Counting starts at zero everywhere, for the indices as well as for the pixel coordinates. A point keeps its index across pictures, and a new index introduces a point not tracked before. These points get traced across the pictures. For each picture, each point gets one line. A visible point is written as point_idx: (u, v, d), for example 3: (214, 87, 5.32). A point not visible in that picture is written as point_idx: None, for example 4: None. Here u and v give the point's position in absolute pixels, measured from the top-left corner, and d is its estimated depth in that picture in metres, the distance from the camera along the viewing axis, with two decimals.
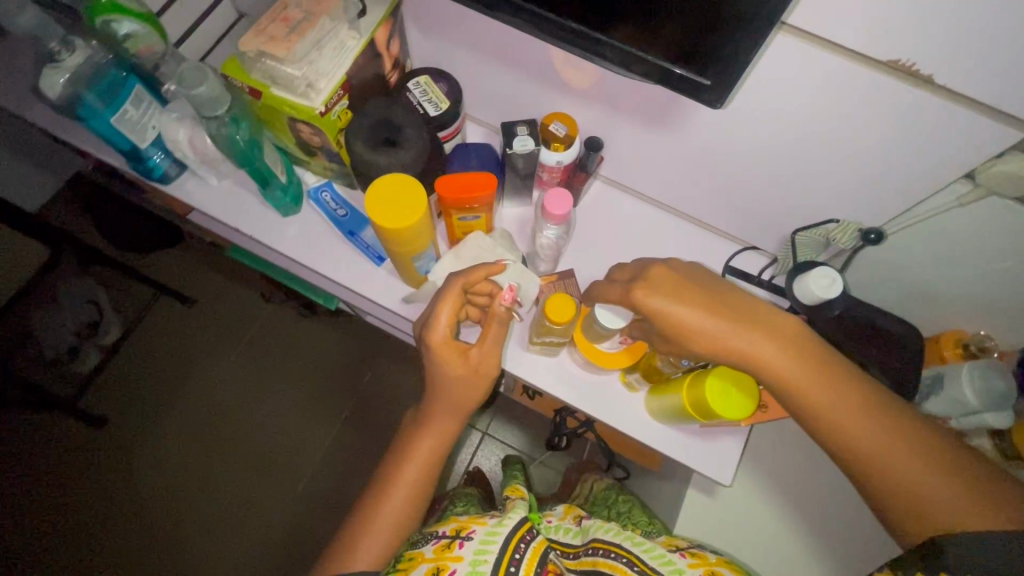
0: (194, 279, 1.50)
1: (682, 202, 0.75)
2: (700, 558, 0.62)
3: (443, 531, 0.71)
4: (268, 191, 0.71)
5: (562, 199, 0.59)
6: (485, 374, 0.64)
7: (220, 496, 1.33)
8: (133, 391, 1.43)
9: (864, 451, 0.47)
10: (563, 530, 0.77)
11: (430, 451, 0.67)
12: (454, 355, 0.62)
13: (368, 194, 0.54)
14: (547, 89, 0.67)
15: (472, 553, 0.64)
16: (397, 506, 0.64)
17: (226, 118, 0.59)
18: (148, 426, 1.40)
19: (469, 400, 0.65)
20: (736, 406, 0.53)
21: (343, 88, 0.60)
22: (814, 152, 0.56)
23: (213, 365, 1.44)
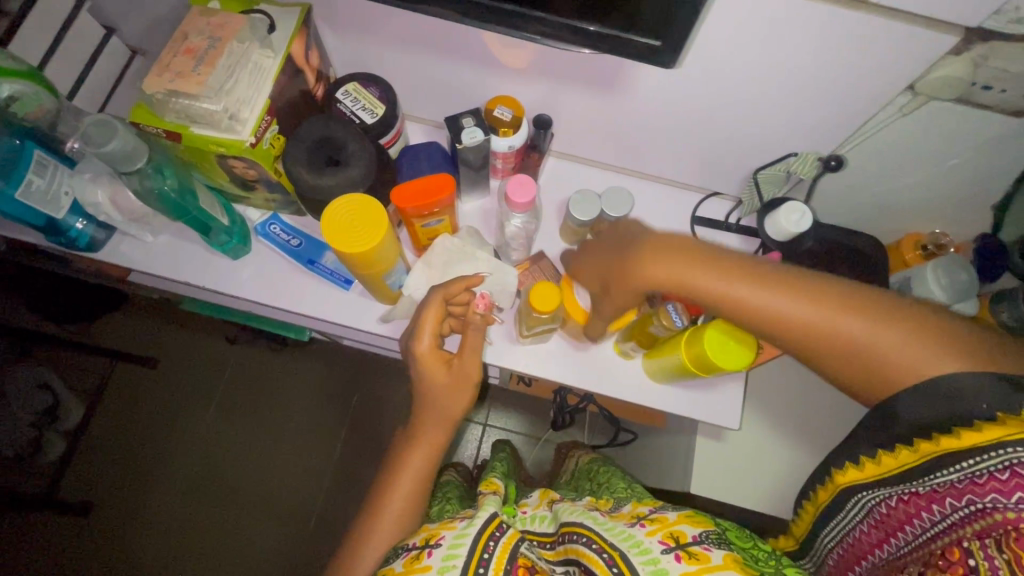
0: (149, 337, 1.41)
1: (640, 162, 0.74)
2: (660, 521, 0.54)
3: (412, 543, 0.60)
4: (212, 237, 0.66)
5: (523, 185, 0.57)
6: (470, 382, 0.63)
7: (228, 554, 1.28)
8: (110, 468, 1.34)
9: (866, 355, 0.45)
10: (539, 520, 0.70)
11: (425, 462, 0.65)
12: (438, 363, 0.61)
13: (324, 222, 0.50)
14: (485, 74, 0.64)
15: (440, 560, 0.54)
16: (393, 518, 0.63)
17: (149, 170, 0.55)
18: (135, 500, 1.32)
19: (456, 411, 0.63)
20: (734, 356, 0.53)
21: (269, 113, 0.56)
22: (763, 87, 0.56)
23: (189, 422, 1.37)
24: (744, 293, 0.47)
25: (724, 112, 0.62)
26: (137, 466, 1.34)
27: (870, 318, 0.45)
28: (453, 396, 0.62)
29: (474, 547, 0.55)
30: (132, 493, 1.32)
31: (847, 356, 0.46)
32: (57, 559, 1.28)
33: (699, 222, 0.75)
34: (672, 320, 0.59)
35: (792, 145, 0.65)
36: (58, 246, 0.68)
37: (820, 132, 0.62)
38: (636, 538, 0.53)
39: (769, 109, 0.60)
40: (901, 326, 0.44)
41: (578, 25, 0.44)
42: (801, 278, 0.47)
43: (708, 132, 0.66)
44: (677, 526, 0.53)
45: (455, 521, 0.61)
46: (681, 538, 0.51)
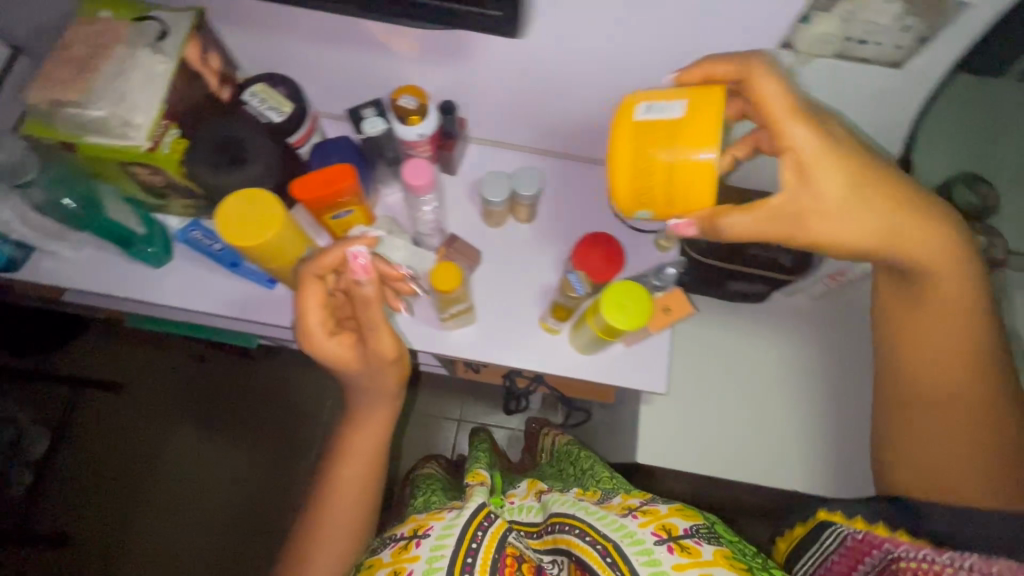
0: (110, 360, 1.41)
1: (555, 141, 0.76)
2: (654, 514, 0.56)
3: (400, 534, 0.62)
4: (133, 247, 0.67)
5: (421, 168, 0.59)
6: (383, 358, 0.62)
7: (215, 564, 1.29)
8: (83, 494, 1.33)
9: (922, 338, 0.57)
10: (527, 509, 0.69)
11: (371, 449, 0.68)
12: (344, 343, 0.61)
13: (218, 216, 0.52)
14: (389, 65, 0.65)
15: (428, 551, 0.56)
16: (342, 510, 0.66)
17: (43, 180, 0.62)
18: (112, 523, 1.31)
19: (387, 382, 0.64)
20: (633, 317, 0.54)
21: (166, 116, 0.57)
22: None
23: (161, 439, 1.36)
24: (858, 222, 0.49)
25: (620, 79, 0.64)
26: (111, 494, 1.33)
27: (958, 274, 0.54)
28: (372, 372, 0.63)
29: (463, 539, 0.57)
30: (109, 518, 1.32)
31: (937, 309, 0.56)
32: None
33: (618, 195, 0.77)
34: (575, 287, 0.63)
35: None
36: None
37: None
38: (627, 529, 0.54)
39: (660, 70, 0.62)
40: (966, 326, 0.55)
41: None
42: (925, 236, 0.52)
43: (612, 103, 0.68)
44: (670, 519, 0.54)
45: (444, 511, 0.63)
46: (674, 531, 0.53)
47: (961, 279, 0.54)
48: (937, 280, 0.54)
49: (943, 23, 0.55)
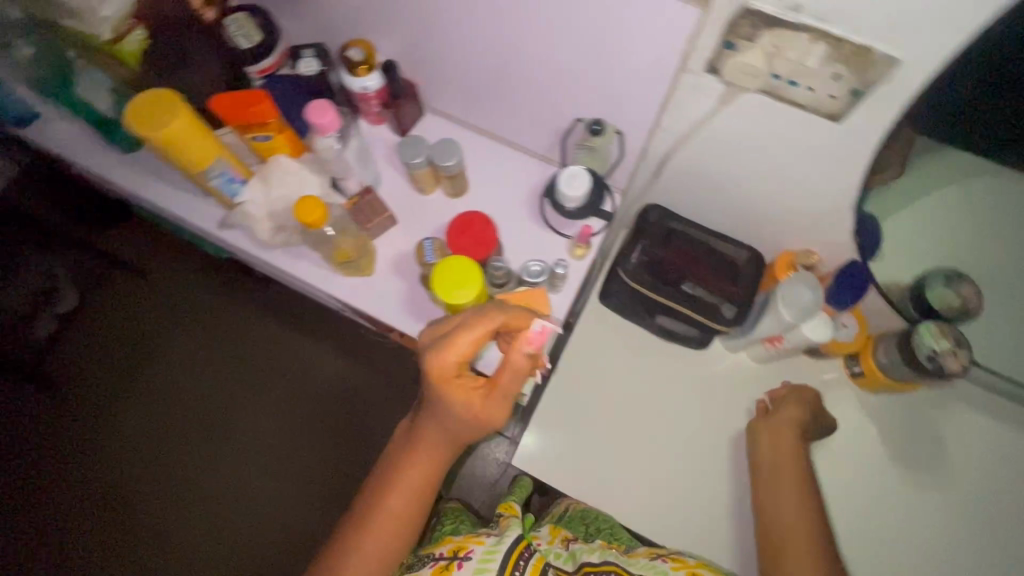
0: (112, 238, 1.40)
1: (500, 125, 0.78)
2: (682, 560, 0.72)
3: (439, 553, 0.75)
4: (110, 138, 0.76)
5: (322, 109, 0.63)
6: (490, 420, 0.61)
7: (221, 468, 1.24)
8: (89, 378, 1.30)
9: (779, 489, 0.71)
10: (553, 553, 0.77)
11: (422, 481, 0.68)
12: (469, 392, 0.59)
13: (131, 107, 0.57)
14: (347, 15, 0.70)
15: (471, 570, 0.69)
16: (388, 534, 0.66)
17: (48, 64, 0.71)
18: (124, 404, 1.28)
19: (461, 433, 0.65)
20: (455, 293, 0.56)
21: (133, 15, 0.68)
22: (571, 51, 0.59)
23: (170, 343, 1.32)
24: (789, 411, 0.78)
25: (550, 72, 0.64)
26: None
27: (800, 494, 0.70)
28: (468, 426, 0.61)
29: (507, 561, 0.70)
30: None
31: (784, 490, 0.71)
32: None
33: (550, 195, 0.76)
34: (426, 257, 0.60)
35: (621, 117, 0.66)
36: None
37: (640, 103, 0.64)
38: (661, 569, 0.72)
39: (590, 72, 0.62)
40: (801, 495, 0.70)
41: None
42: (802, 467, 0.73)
43: (549, 102, 0.69)
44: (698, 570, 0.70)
45: (481, 538, 0.76)
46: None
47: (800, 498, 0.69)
48: (766, 489, 0.72)
49: (872, 80, 0.50)
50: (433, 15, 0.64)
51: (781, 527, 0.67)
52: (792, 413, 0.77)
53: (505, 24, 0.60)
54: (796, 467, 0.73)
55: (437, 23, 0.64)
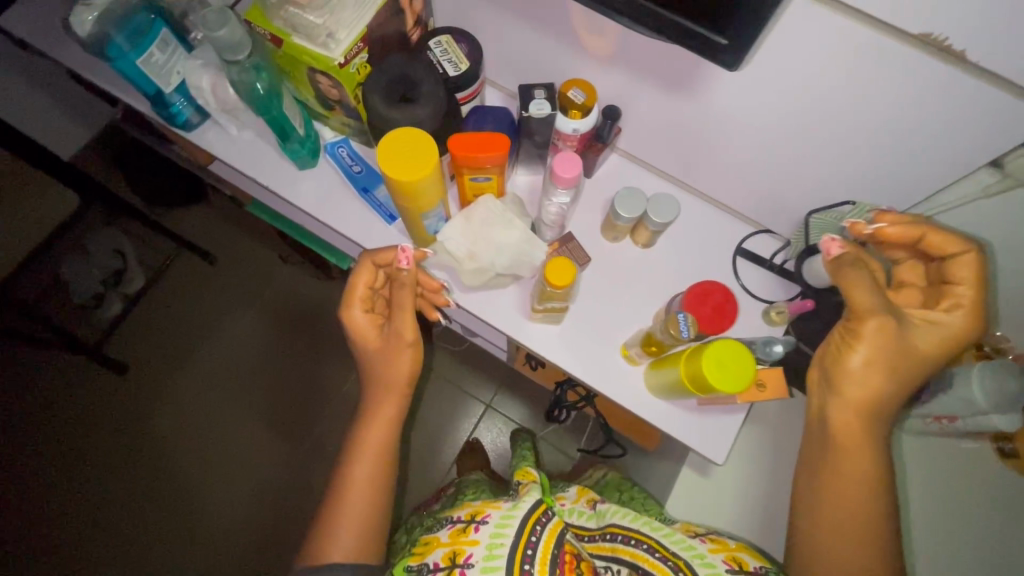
0: (218, 235, 1.62)
1: (696, 179, 0.73)
2: (721, 543, 0.66)
3: (457, 517, 0.71)
4: (286, 143, 0.71)
5: (571, 162, 0.57)
6: (404, 343, 0.68)
7: (243, 442, 1.45)
8: (165, 334, 1.54)
9: (836, 477, 0.56)
10: (577, 513, 0.75)
11: (382, 448, 0.70)
12: (368, 329, 0.69)
13: (379, 145, 0.54)
14: (567, 54, 0.65)
15: (488, 537, 0.64)
16: (359, 502, 0.67)
17: (248, 66, 0.60)
18: (175, 365, 1.52)
19: (397, 376, 0.69)
20: (733, 379, 0.50)
21: (363, 41, 0.60)
22: (835, 128, 0.55)
23: (234, 319, 1.55)
24: (861, 336, 0.54)
25: (791, 144, 0.60)
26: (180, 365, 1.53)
27: (867, 481, 0.56)
28: (392, 359, 0.69)
29: (522, 532, 0.64)
30: (168, 396, 1.49)
31: (855, 481, 0.56)
32: (86, 410, 1.47)
33: (744, 254, 0.73)
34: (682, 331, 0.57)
35: (853, 194, 0.62)
36: (162, 120, 0.76)
37: (887, 189, 0.59)
38: (697, 550, 0.65)
39: (843, 154, 0.58)
40: (862, 484, 0.56)
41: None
42: (871, 440, 0.56)
43: (771, 168, 0.65)
44: (738, 555, 0.64)
45: (499, 502, 0.71)
46: (743, 565, 0.62)
47: (863, 491, 0.56)
48: (832, 471, 0.56)
49: None
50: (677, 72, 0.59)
51: (827, 547, 0.56)
52: (923, 338, 0.54)
53: (763, 97, 0.55)
54: (849, 437, 0.56)
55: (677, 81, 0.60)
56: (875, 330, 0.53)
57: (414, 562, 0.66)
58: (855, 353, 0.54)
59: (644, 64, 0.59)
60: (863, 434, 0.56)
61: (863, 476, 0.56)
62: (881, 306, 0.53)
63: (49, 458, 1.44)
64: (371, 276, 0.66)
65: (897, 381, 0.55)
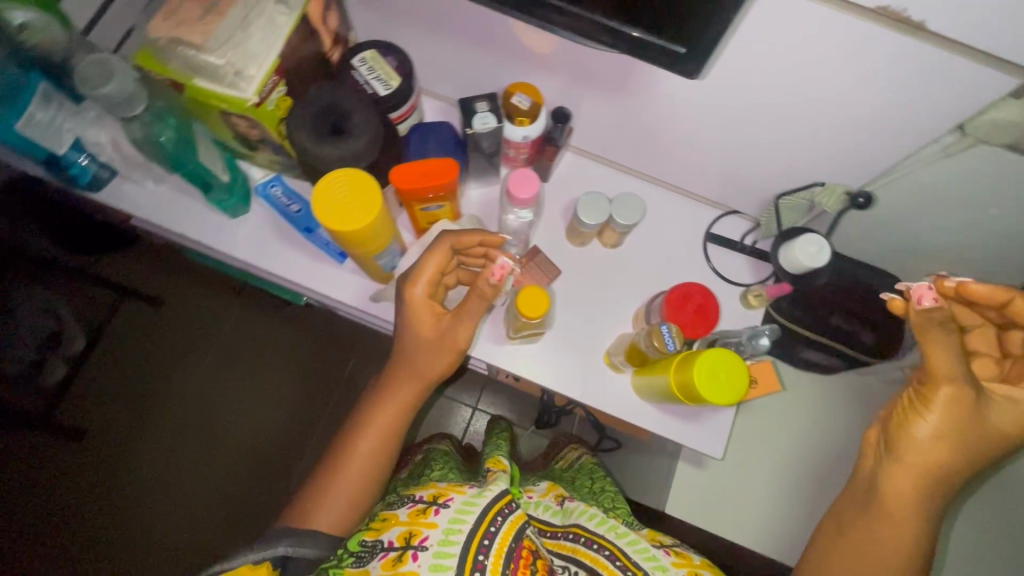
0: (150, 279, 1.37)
1: (656, 169, 0.70)
2: (686, 558, 0.63)
3: (419, 496, 0.66)
4: (211, 192, 0.65)
5: (528, 180, 0.53)
6: (456, 347, 0.63)
7: (214, 485, 1.25)
8: (123, 366, 1.32)
9: (865, 537, 0.51)
10: (543, 507, 0.72)
11: (390, 426, 0.67)
12: (428, 317, 0.62)
13: (314, 194, 0.48)
14: (506, 58, 0.60)
15: (446, 521, 0.59)
16: (356, 474, 0.65)
17: (149, 117, 0.54)
18: (144, 394, 1.31)
19: (434, 369, 0.65)
20: (726, 391, 0.48)
21: (277, 74, 0.53)
22: (797, 109, 0.52)
23: (205, 354, 1.33)
24: (936, 403, 0.48)
25: (748, 128, 0.57)
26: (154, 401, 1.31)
27: (900, 555, 0.50)
28: (436, 353, 0.64)
29: (481, 519, 0.59)
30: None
31: (882, 540, 0.50)
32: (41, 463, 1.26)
33: (712, 239, 0.70)
34: (665, 343, 0.54)
35: (819, 173, 0.60)
36: (62, 181, 0.67)
37: (848, 164, 0.57)
38: (659, 562, 0.63)
39: (803, 134, 0.55)
40: (898, 555, 0.50)
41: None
42: (918, 516, 0.50)
43: (734, 153, 0.62)
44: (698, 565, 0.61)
45: (464, 487, 0.66)
46: None
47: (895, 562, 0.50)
48: (864, 533, 0.51)
49: None
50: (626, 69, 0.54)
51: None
52: (1004, 418, 0.47)
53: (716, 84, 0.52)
54: (891, 505, 0.50)
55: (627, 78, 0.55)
56: (950, 397, 0.47)
57: (369, 537, 0.61)
58: (926, 423, 0.49)
59: (592, 62, 0.55)
60: (912, 510, 0.50)
61: (900, 550, 0.50)
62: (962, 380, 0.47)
63: None
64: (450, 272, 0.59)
65: (965, 462, 0.49)
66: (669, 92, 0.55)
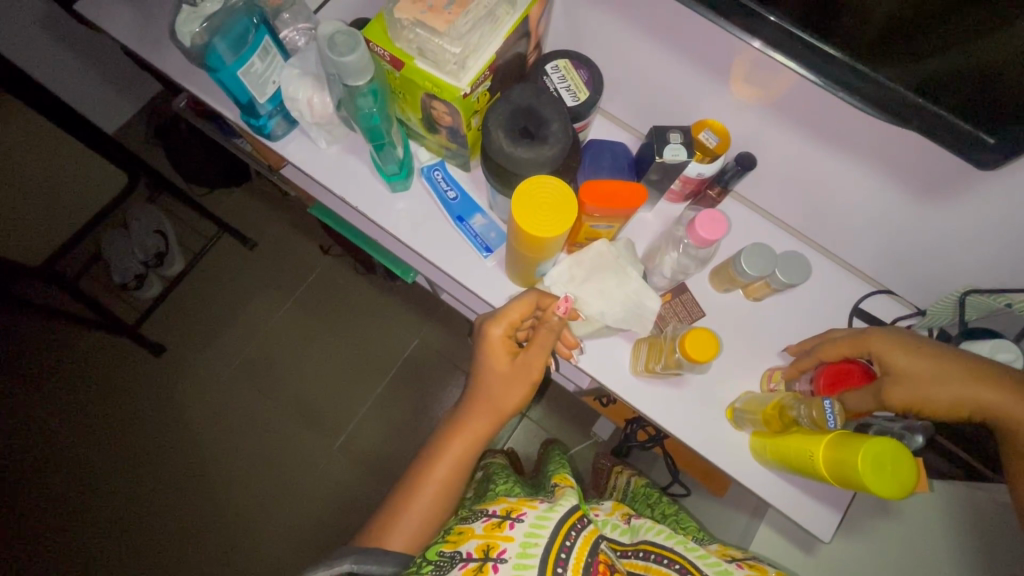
0: (263, 225, 1.60)
1: (815, 232, 0.68)
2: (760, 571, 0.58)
3: (492, 510, 0.61)
4: (383, 161, 0.67)
5: (714, 221, 0.53)
6: (529, 378, 0.66)
7: (283, 432, 1.45)
8: (211, 304, 1.55)
9: None
10: (612, 525, 0.63)
11: (459, 460, 0.68)
12: (502, 353, 0.65)
13: (515, 196, 0.49)
14: (703, 94, 0.60)
15: (522, 535, 0.55)
16: (427, 500, 0.66)
17: (366, 89, 0.56)
18: (219, 341, 1.52)
19: (507, 402, 0.67)
20: (887, 484, 0.46)
21: (489, 69, 0.55)
22: (1017, 208, 0.49)
23: (283, 306, 1.55)
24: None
25: (950, 216, 0.54)
26: (242, 342, 1.53)
27: None
28: (510, 386, 0.66)
29: (557, 533, 0.55)
30: (212, 389, 1.49)
31: None
32: (137, 377, 1.49)
33: (861, 315, 0.66)
34: (825, 418, 0.52)
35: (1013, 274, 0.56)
36: (245, 126, 0.72)
37: None
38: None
39: (1012, 234, 0.52)
40: None
41: (890, 82, 0.38)
42: None
43: (912, 237, 0.59)
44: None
45: (534, 500, 0.62)
46: None
47: None
48: None
49: None
50: (837, 132, 0.53)
51: None
52: None
53: (933, 168, 0.50)
54: None
55: (834, 138, 0.54)
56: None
57: (447, 548, 0.57)
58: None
59: (805, 115, 0.53)
60: None
61: None
62: (880, 385, 0.53)
63: (91, 407, 1.46)
64: (526, 312, 0.62)
65: None
66: (876, 161, 0.53)
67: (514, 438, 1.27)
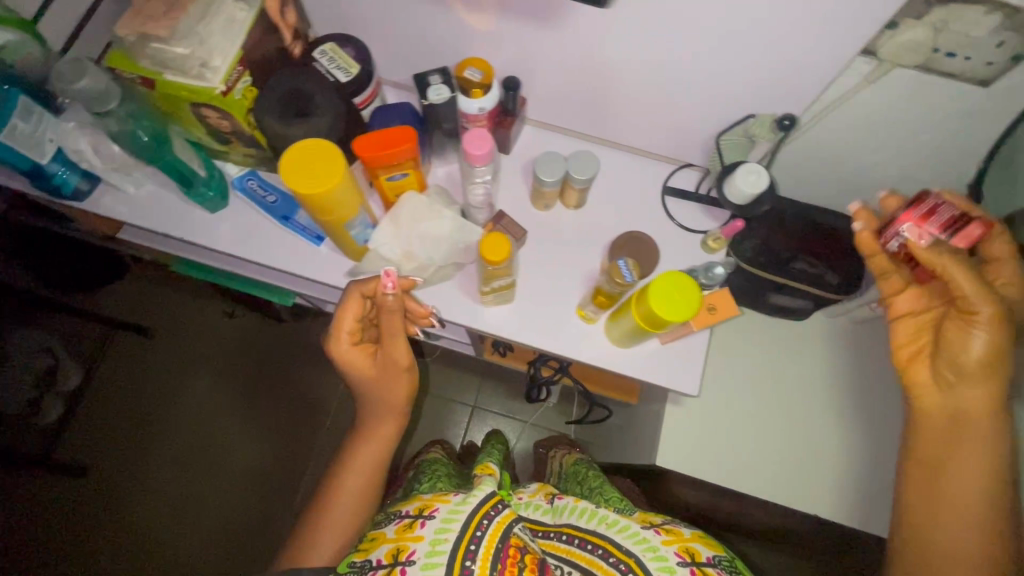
0: (157, 310, 1.55)
1: (608, 132, 0.74)
2: (675, 533, 0.59)
3: (405, 511, 0.63)
4: (190, 188, 0.69)
5: (480, 139, 0.59)
6: (400, 367, 0.67)
7: (241, 507, 1.40)
8: (128, 405, 1.48)
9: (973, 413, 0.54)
10: (534, 507, 0.68)
11: (373, 466, 0.72)
12: (362, 359, 0.67)
13: (282, 166, 0.52)
14: (454, 35, 0.65)
15: (433, 532, 0.57)
16: (345, 512, 0.69)
17: (125, 114, 0.58)
18: (146, 438, 1.46)
19: (396, 397, 0.71)
20: (680, 308, 0.52)
21: (241, 64, 0.58)
22: (720, 51, 0.56)
23: (202, 383, 1.50)
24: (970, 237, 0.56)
25: (685, 78, 0.61)
26: (172, 432, 1.46)
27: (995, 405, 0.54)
28: (390, 383, 0.69)
29: (468, 525, 0.57)
30: (151, 489, 1.42)
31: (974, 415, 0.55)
32: (66, 504, 1.40)
33: (670, 192, 0.74)
34: (623, 275, 0.60)
35: (753, 106, 0.64)
36: (45, 195, 0.71)
37: (781, 97, 0.61)
38: (650, 544, 0.58)
39: (733, 77, 0.60)
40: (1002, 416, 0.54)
41: None
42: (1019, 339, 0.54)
43: (675, 107, 0.66)
44: (691, 542, 0.58)
45: (450, 493, 0.64)
46: (696, 555, 0.56)
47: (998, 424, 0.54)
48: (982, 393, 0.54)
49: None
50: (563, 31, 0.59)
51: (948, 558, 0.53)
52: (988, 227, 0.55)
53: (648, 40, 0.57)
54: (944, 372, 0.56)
55: (565, 40, 0.60)
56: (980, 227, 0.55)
57: (357, 557, 0.58)
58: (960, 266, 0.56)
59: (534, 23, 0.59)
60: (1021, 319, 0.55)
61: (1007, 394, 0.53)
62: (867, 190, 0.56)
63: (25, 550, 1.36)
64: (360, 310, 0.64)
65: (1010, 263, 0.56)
66: (603, 48, 0.60)
67: (472, 430, 1.26)
